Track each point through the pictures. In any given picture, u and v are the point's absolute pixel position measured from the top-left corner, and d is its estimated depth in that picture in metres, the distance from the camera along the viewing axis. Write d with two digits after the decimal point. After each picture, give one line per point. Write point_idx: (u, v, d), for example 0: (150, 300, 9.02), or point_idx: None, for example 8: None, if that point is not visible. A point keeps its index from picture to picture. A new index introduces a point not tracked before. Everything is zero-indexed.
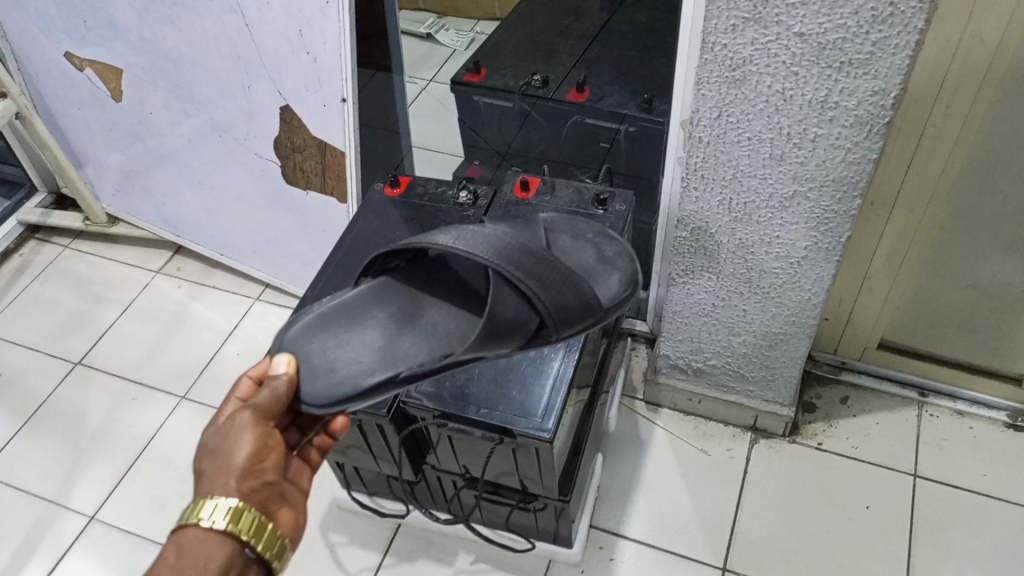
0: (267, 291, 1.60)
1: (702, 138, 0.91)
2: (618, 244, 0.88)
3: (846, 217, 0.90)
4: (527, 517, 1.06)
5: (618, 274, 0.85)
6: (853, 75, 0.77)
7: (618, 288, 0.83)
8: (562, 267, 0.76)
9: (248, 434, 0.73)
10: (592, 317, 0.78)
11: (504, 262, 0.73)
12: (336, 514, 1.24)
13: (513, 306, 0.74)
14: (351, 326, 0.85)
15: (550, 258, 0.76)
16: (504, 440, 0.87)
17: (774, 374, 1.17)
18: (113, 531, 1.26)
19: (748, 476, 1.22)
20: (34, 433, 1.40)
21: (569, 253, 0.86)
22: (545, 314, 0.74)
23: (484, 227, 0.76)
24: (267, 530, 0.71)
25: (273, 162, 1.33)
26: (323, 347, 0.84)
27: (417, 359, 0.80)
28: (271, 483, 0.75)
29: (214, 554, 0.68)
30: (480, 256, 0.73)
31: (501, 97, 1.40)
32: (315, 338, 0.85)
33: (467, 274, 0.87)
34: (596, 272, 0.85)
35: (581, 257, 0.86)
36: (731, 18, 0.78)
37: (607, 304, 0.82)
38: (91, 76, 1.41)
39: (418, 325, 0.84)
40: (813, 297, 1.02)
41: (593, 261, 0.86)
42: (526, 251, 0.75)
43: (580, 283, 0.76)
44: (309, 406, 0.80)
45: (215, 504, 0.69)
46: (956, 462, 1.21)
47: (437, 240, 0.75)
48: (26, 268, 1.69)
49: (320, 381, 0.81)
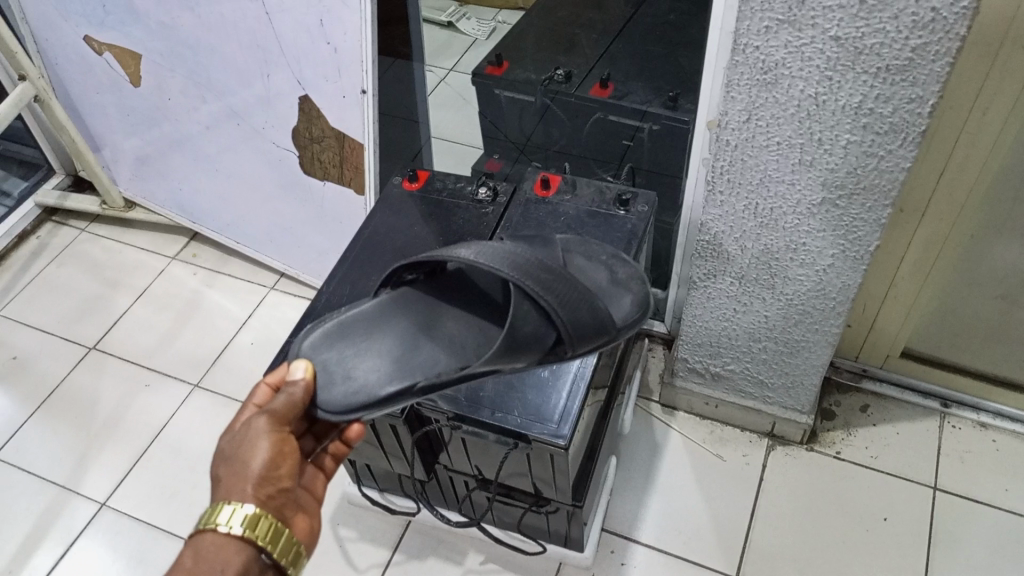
0: (282, 280, 1.59)
1: (729, 141, 0.89)
2: (631, 266, 0.86)
3: (875, 226, 0.88)
4: (538, 518, 1.05)
5: (629, 296, 0.83)
6: (889, 82, 0.75)
7: (631, 310, 0.82)
8: (579, 284, 0.75)
9: (265, 440, 0.72)
10: (607, 336, 0.76)
11: (525, 277, 0.72)
12: (346, 509, 1.24)
13: (533, 321, 0.73)
14: (369, 334, 0.84)
15: (567, 274, 0.75)
16: (518, 444, 0.86)
17: (793, 382, 1.14)
18: (124, 519, 1.26)
19: (765, 483, 1.20)
20: (46, 418, 1.40)
21: (584, 273, 0.84)
22: (563, 331, 0.72)
23: (504, 243, 0.75)
24: (283, 537, 0.70)
25: (291, 152, 1.31)
26: (341, 355, 0.83)
27: (435, 371, 0.79)
28: (288, 490, 0.74)
29: (231, 559, 0.68)
30: (501, 272, 0.72)
31: (522, 90, 1.35)
32: (332, 346, 0.83)
33: (487, 285, 0.85)
34: (608, 293, 0.83)
35: (594, 276, 0.84)
36: (765, 20, 0.76)
37: (620, 325, 0.80)
38: (110, 61, 1.39)
39: (436, 337, 0.82)
40: (837, 307, 1.00)
41: (606, 282, 0.84)
42: (545, 268, 0.73)
43: (597, 303, 0.75)
44: (324, 413, 0.79)
45: (232, 510, 0.68)
46: (978, 476, 1.18)
47: (458, 253, 0.74)
48: (42, 250, 1.69)
49: (337, 387, 0.80)
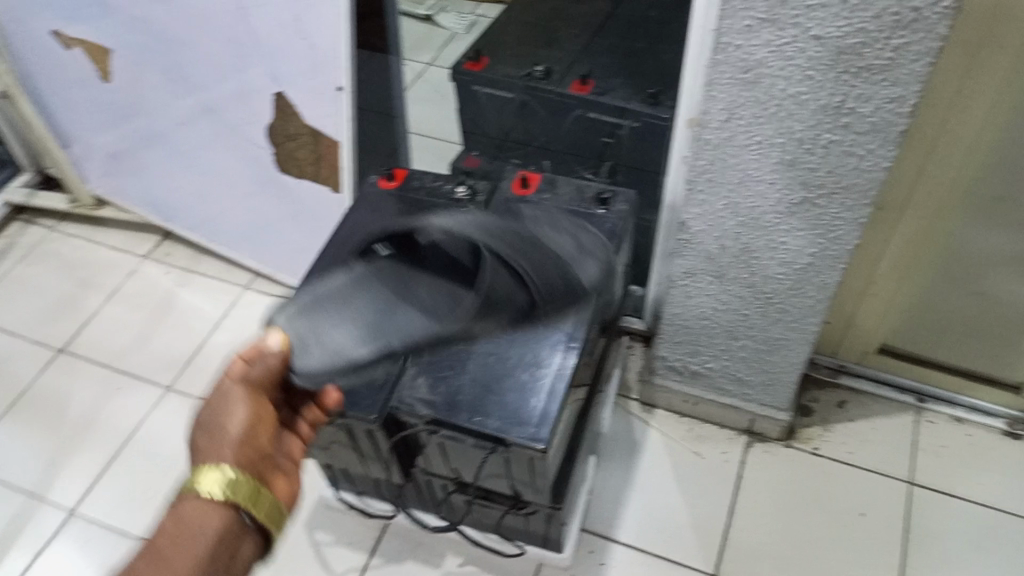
0: (256, 279, 1.57)
1: (709, 140, 0.88)
2: (595, 236, 1.00)
3: (854, 225, 0.89)
4: (517, 519, 1.05)
5: (593, 261, 0.96)
6: (870, 81, 0.75)
7: (596, 274, 0.95)
8: (547, 251, 0.93)
9: (240, 403, 0.71)
10: (574, 297, 0.93)
11: (495, 242, 0.87)
12: (323, 512, 1.23)
13: (506, 279, 0.89)
14: (344, 305, 0.82)
15: (537, 244, 0.93)
16: (496, 449, 0.86)
17: (772, 380, 1.15)
18: (95, 526, 1.23)
19: (744, 480, 1.21)
20: (16, 422, 1.37)
21: (553, 241, 0.98)
22: (536, 290, 0.91)
23: (473, 215, 0.88)
24: (265, 496, 0.67)
25: (265, 149, 1.29)
26: (312, 324, 0.79)
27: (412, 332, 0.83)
28: (269, 453, 0.72)
29: (211, 521, 0.65)
30: (472, 237, 0.85)
31: (501, 87, 1.32)
32: (303, 315, 0.80)
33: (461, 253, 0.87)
34: (575, 260, 0.96)
35: (561, 244, 0.98)
36: (746, 18, 0.76)
37: (587, 286, 0.94)
38: (79, 55, 1.36)
39: (416, 301, 0.84)
40: (816, 305, 1.00)
41: (573, 251, 0.97)
42: (516, 237, 0.90)
43: (563, 266, 0.93)
44: (300, 376, 0.76)
45: (211, 469, 0.66)
46: (953, 470, 1.19)
47: (430, 223, 0.86)
48: (10, 250, 1.65)
49: (314, 353, 0.77)
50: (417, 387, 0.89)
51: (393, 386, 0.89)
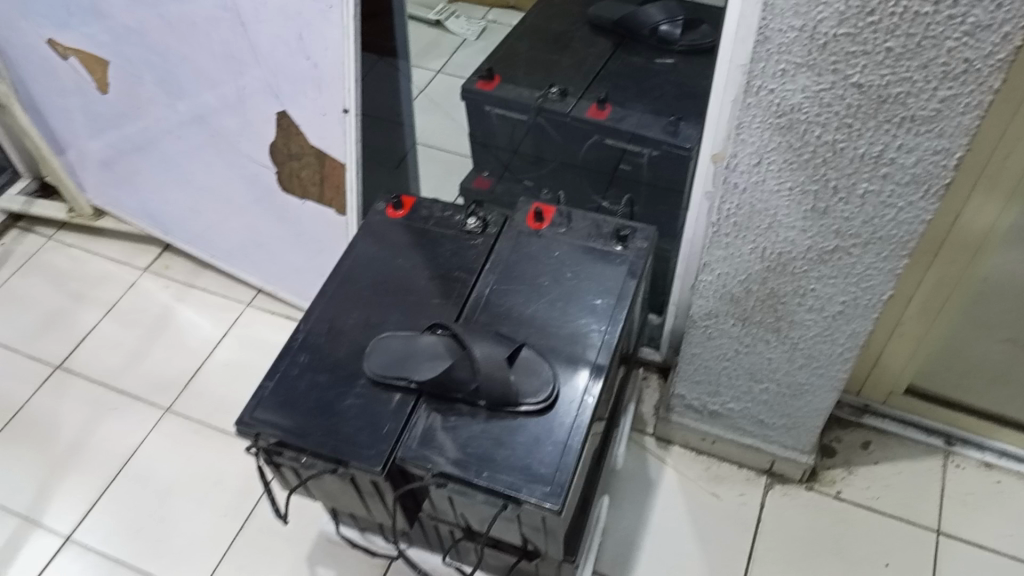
0: (259, 295, 1.52)
1: (737, 184, 0.82)
2: (616, 281, 0.94)
3: (890, 275, 0.83)
4: (527, 566, 1.00)
5: (592, 350, 0.89)
6: (914, 132, 0.69)
7: (569, 373, 0.87)
8: (561, 333, 0.90)
9: None
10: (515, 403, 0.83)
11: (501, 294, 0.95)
12: (324, 548, 1.18)
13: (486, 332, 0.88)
14: (390, 284, 0.97)
15: (551, 330, 0.91)
16: (508, 506, 0.80)
17: (794, 423, 1.10)
18: (89, 554, 1.20)
19: (763, 525, 1.16)
20: (7, 445, 1.33)
21: (597, 278, 0.95)
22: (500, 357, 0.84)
23: (516, 279, 0.96)
24: None
25: (268, 168, 1.24)
26: (377, 256, 1.00)
27: (378, 370, 0.87)
28: None
29: None
30: (491, 279, 0.96)
31: (513, 108, 1.30)
32: (372, 258, 1.00)
33: (489, 317, 0.93)
34: (581, 338, 0.90)
35: (587, 300, 0.93)
36: (781, 62, 0.70)
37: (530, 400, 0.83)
38: (75, 65, 1.31)
39: (401, 343, 0.88)
40: (845, 352, 0.95)
41: (582, 330, 0.90)
42: (532, 301, 0.94)
43: (535, 368, 0.85)
44: (262, 412, 0.86)
45: None
46: (981, 520, 1.14)
47: (484, 276, 0.97)
48: (5, 259, 1.61)
49: (367, 282, 0.98)
50: (425, 437, 0.83)
51: (399, 436, 0.83)
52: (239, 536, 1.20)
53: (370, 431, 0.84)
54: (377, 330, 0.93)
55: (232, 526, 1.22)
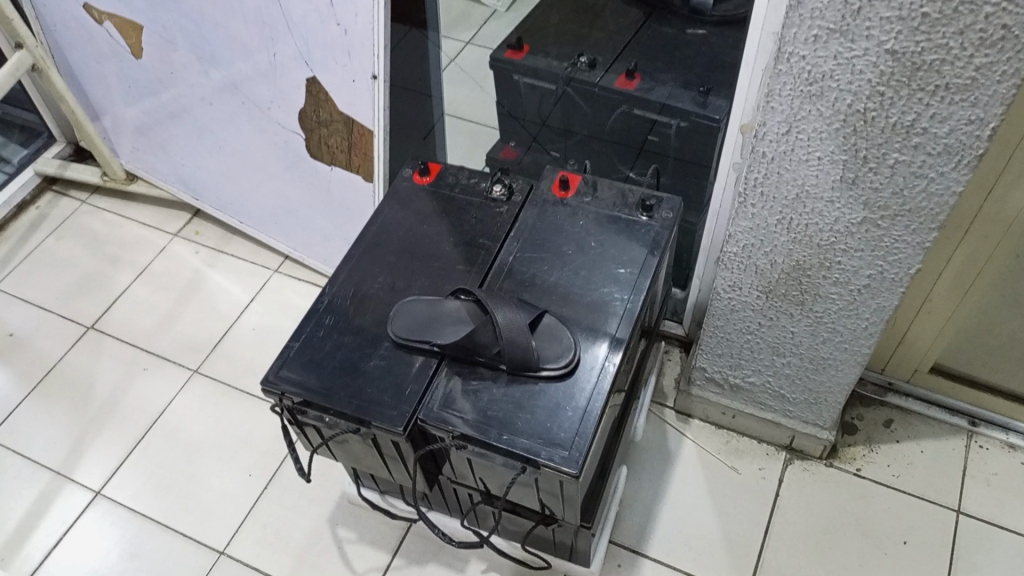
0: (286, 262, 1.54)
1: (765, 153, 0.82)
2: (640, 252, 0.94)
3: (918, 248, 0.82)
4: (544, 531, 1.01)
5: (615, 319, 0.89)
6: (947, 101, 0.68)
7: (591, 339, 0.87)
8: (583, 301, 0.91)
9: None
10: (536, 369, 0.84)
11: (524, 261, 0.95)
12: (345, 508, 1.21)
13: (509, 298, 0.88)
14: (415, 249, 0.98)
15: (575, 299, 0.91)
16: (526, 469, 0.81)
17: (817, 398, 1.10)
18: (119, 509, 1.23)
19: (782, 499, 1.16)
20: (42, 401, 1.36)
21: (621, 248, 0.95)
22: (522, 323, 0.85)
23: (540, 249, 0.96)
24: None
25: (297, 134, 1.25)
26: (404, 221, 1.01)
27: (401, 333, 0.88)
28: None
29: None
30: (515, 248, 0.96)
31: (543, 79, 1.29)
32: (398, 224, 1.01)
33: (513, 284, 0.93)
34: (603, 308, 0.90)
35: (610, 269, 0.93)
36: (814, 28, 0.69)
37: (551, 366, 0.84)
38: (110, 30, 1.33)
39: (425, 308, 0.90)
40: (870, 326, 0.94)
41: (604, 299, 0.91)
42: (555, 268, 0.94)
43: (557, 335, 0.86)
44: (287, 373, 0.88)
45: None
46: (1003, 501, 1.13)
47: (507, 244, 0.97)
48: (41, 222, 1.65)
49: (393, 247, 0.99)
50: (447, 400, 0.84)
51: (420, 399, 0.85)
52: (264, 495, 1.23)
53: (393, 392, 0.85)
54: (401, 294, 0.94)
55: (257, 486, 1.25)
